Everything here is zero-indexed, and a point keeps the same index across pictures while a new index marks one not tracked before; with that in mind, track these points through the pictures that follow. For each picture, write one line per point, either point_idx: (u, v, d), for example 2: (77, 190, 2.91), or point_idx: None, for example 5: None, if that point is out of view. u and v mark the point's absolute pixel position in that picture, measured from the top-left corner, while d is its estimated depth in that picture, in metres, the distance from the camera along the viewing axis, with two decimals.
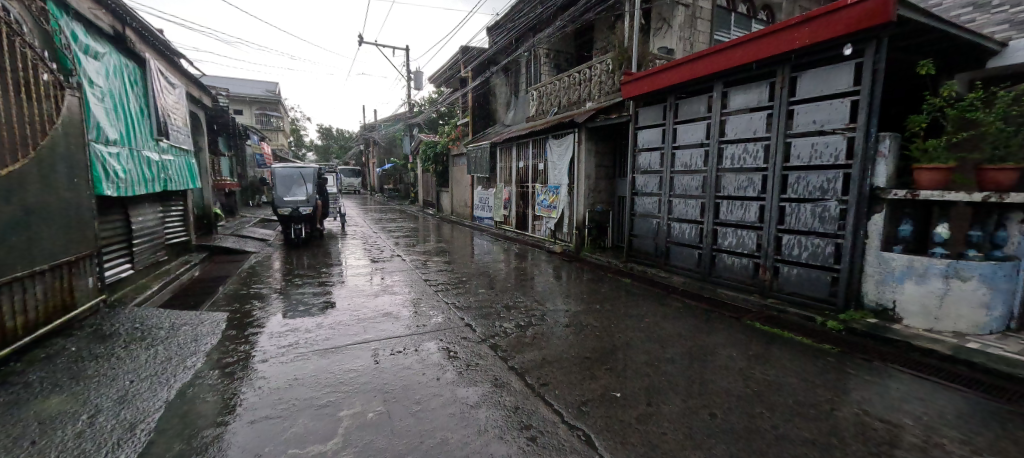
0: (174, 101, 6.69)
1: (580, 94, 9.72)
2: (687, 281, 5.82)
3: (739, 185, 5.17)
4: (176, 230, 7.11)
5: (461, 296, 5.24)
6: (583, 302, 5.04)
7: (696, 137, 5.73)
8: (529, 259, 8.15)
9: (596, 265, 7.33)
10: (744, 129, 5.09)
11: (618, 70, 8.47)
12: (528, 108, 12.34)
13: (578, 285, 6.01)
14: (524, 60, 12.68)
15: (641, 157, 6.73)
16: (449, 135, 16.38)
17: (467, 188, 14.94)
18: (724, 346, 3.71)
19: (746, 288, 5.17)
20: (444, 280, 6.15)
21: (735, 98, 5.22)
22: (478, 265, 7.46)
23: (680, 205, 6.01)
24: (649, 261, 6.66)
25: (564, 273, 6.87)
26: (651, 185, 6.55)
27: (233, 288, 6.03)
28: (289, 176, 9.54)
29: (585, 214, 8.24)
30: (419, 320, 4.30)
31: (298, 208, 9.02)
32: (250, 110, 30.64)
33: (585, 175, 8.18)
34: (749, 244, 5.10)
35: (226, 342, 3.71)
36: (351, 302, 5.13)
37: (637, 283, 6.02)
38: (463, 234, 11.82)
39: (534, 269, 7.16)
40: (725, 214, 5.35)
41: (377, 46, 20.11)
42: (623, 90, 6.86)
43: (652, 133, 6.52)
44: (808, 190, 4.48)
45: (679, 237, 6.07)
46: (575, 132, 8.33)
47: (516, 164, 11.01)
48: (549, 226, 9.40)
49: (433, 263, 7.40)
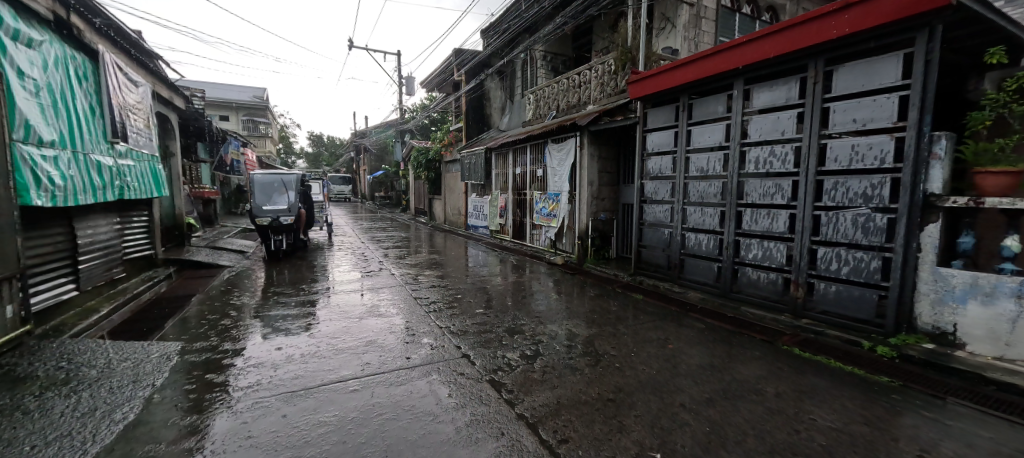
0: (135, 100, 6.05)
1: (580, 96, 9.24)
2: (705, 297, 5.28)
3: (765, 193, 4.67)
4: (138, 243, 6.41)
5: (455, 317, 4.64)
6: (594, 324, 4.46)
7: (713, 139, 5.23)
8: (528, 271, 7.58)
9: (601, 278, 6.77)
10: (771, 129, 4.59)
11: (621, 71, 8.00)
12: (524, 113, 11.85)
13: (585, 302, 5.44)
14: (519, 63, 12.22)
15: (650, 162, 6.22)
16: (442, 141, 15.82)
17: (461, 195, 14.36)
18: (769, 382, 3.14)
19: (774, 307, 4.63)
20: (436, 297, 5.53)
21: (759, 96, 4.73)
22: (473, 279, 6.87)
23: (695, 214, 5.49)
24: (660, 274, 6.12)
25: (568, 288, 6.29)
26: (662, 191, 6.04)
27: (198, 308, 5.36)
28: (270, 184, 8.88)
29: (587, 223, 7.70)
30: (407, 349, 3.68)
31: (279, 217, 8.34)
32: (237, 116, 29.92)
33: (587, 182, 7.66)
34: (778, 257, 4.58)
35: (174, 383, 3.07)
36: (330, 325, 4.50)
37: (650, 300, 5.47)
38: (458, 244, 11.22)
39: (535, 283, 6.58)
40: (749, 224, 4.84)
41: (367, 51, 19.57)
42: (629, 91, 6.36)
43: (662, 136, 6.01)
44: (847, 197, 3.98)
45: (695, 249, 5.54)
46: (576, 136, 7.82)
47: (512, 170, 10.48)
48: (548, 236, 8.85)
49: (424, 277, 6.78)
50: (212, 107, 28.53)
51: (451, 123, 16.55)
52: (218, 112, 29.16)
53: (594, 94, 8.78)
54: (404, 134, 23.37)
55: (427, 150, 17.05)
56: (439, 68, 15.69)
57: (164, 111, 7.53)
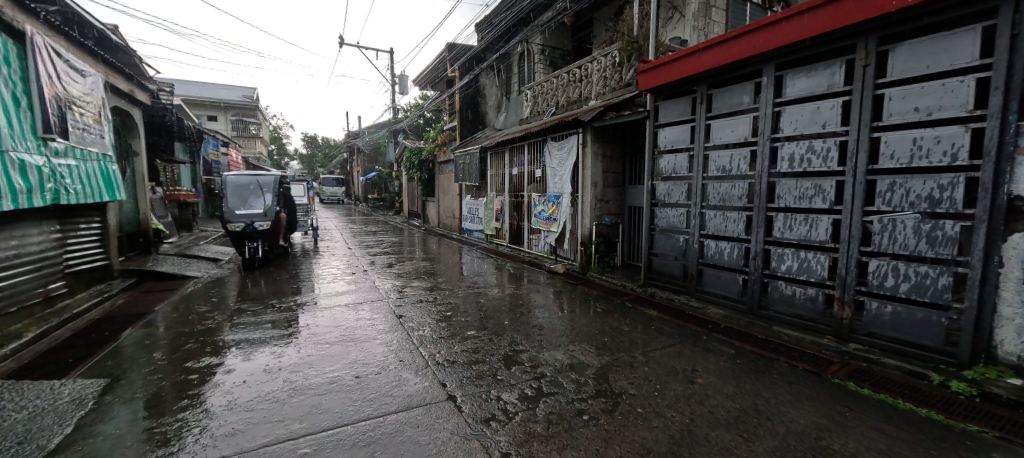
0: (82, 91, 5.32)
1: (582, 91, 8.59)
2: (728, 314, 4.64)
3: (801, 195, 4.04)
4: (87, 253, 5.70)
5: (442, 340, 3.96)
6: (605, 349, 3.79)
7: (738, 134, 4.60)
8: (526, 280, 6.91)
9: (607, 290, 6.11)
10: (809, 122, 3.96)
11: (626, 62, 7.36)
12: (521, 110, 11.20)
13: (592, 320, 4.78)
14: (516, 57, 11.57)
15: (662, 160, 5.58)
16: (435, 140, 15.11)
17: (455, 198, 13.68)
18: (834, 436, 2.48)
19: (814, 327, 3.99)
20: (422, 314, 4.86)
21: (793, 84, 4.10)
22: (466, 290, 6.20)
23: (715, 219, 4.86)
24: (674, 285, 5.48)
25: (571, 301, 5.62)
26: (676, 193, 5.39)
27: (147, 329, 4.66)
28: (245, 186, 8.16)
29: (591, 228, 7.05)
30: (378, 388, 3.00)
31: (253, 222, 7.62)
32: (225, 116, 29.04)
33: (591, 183, 7.01)
34: (817, 270, 3.95)
35: (70, 444, 2.38)
36: (293, 351, 3.80)
37: (665, 316, 4.83)
38: (451, 249, 10.52)
39: (535, 295, 5.91)
40: (781, 231, 4.21)
41: (359, 48, 18.88)
42: (639, 81, 5.72)
43: (676, 131, 5.37)
44: (907, 201, 3.35)
45: (715, 258, 4.90)
46: (579, 133, 7.18)
47: (509, 171, 9.81)
48: (548, 241, 8.19)
49: (411, 289, 6.10)
50: (199, 106, 27.65)
51: (444, 122, 15.86)
52: (205, 111, 28.28)
53: (597, 88, 8.14)
54: (396, 134, 22.67)
55: (420, 150, 16.33)
56: (431, 65, 15.00)
57: (124, 106, 6.83)
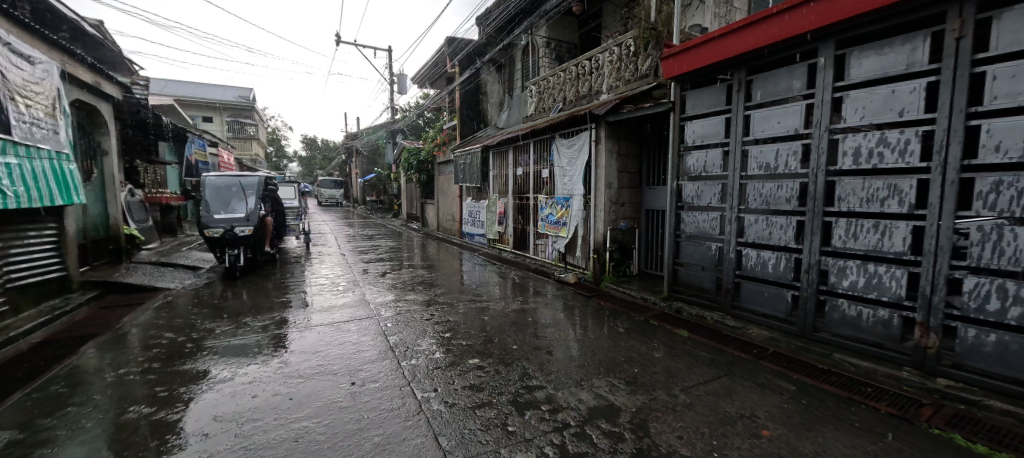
0: (30, 80, 4.68)
1: (592, 84, 7.95)
2: (774, 336, 3.96)
3: (869, 196, 3.37)
4: (38, 265, 5.04)
5: (438, 373, 3.28)
6: (637, 385, 3.11)
7: (785, 126, 3.93)
8: (534, 292, 6.23)
9: (626, 303, 5.43)
10: (880, 109, 3.29)
11: (643, 52, 6.71)
12: (524, 107, 10.56)
13: (614, 342, 4.10)
14: (519, 52, 10.94)
15: (690, 157, 4.92)
16: (434, 140, 14.43)
17: (456, 200, 13.02)
18: None
19: (887, 356, 3.31)
20: (416, 335, 4.18)
21: (858, 65, 3.43)
22: (467, 303, 5.52)
23: (757, 225, 4.19)
24: (704, 300, 4.81)
25: (587, 318, 4.94)
26: (706, 195, 4.72)
27: (94, 354, 3.98)
28: (226, 188, 7.45)
29: (605, 233, 6.39)
30: (353, 446, 2.32)
31: (234, 227, 6.90)
32: (221, 116, 28.39)
33: (605, 184, 6.34)
34: (890, 288, 3.27)
35: None
36: (258, 387, 3.12)
37: (698, 337, 4.15)
38: (451, 255, 9.86)
39: (546, 309, 5.23)
40: (843, 240, 3.53)
41: (356, 46, 18.28)
42: (663, 68, 5.03)
43: (707, 124, 4.70)
44: (1019, 205, 2.68)
45: (756, 270, 4.22)
46: (592, 129, 6.52)
47: (513, 171, 9.15)
48: (556, 247, 7.51)
49: (406, 303, 5.44)
50: (194, 107, 27.04)
51: (444, 121, 15.21)
52: (200, 112, 27.59)
53: (609, 81, 7.49)
54: (394, 135, 22.03)
55: (418, 151, 15.65)
56: (431, 61, 14.38)
57: (88, 100, 6.20)
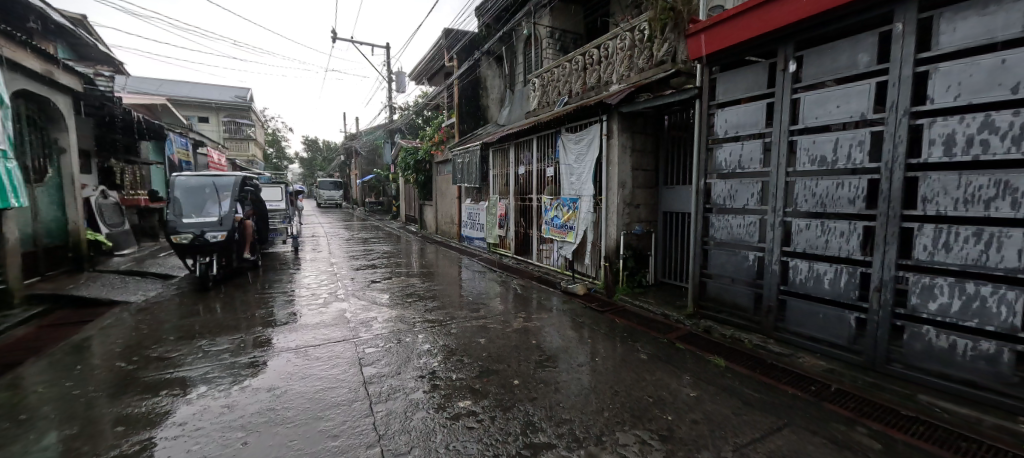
0: None
1: (601, 73, 7.25)
2: (833, 368, 3.24)
3: (968, 196, 2.64)
4: None
5: (418, 423, 2.56)
6: (675, 442, 2.38)
7: (847, 111, 3.21)
8: (538, 305, 5.51)
9: (644, 321, 4.71)
10: (983, 84, 2.57)
11: (659, 35, 6.01)
12: (527, 103, 9.88)
13: (637, 371, 3.38)
14: (522, 43, 10.29)
15: (721, 151, 4.18)
16: (431, 138, 13.72)
17: (454, 201, 12.32)
18: None
19: (993, 402, 2.57)
20: (397, 363, 3.48)
21: (951, 30, 2.70)
22: (460, 319, 4.80)
23: (809, 232, 3.47)
24: (739, 319, 4.08)
25: (602, 338, 4.22)
26: (742, 195, 4.00)
27: (9, 386, 3.30)
28: (198, 189, 6.74)
29: (618, 238, 5.68)
30: None
31: (204, 233, 6.21)
32: (217, 116, 27.83)
33: (618, 183, 5.63)
34: (999, 314, 2.55)
35: None
36: (184, 441, 2.41)
37: (739, 368, 3.42)
38: (449, 261, 9.17)
39: (553, 328, 4.51)
40: (930, 252, 2.81)
41: (353, 43, 17.68)
42: (690, 48, 4.30)
43: (742, 111, 3.97)
44: None
45: (809, 286, 3.48)
46: (603, 121, 5.81)
47: (514, 170, 8.45)
48: (562, 254, 6.79)
49: (391, 319, 4.74)
50: (190, 107, 26.55)
51: (441, 118, 14.51)
52: (196, 112, 27.00)
53: (621, 70, 6.78)
54: (393, 135, 21.38)
55: (416, 149, 14.92)
56: (428, 55, 13.70)
57: (38, 90, 5.57)
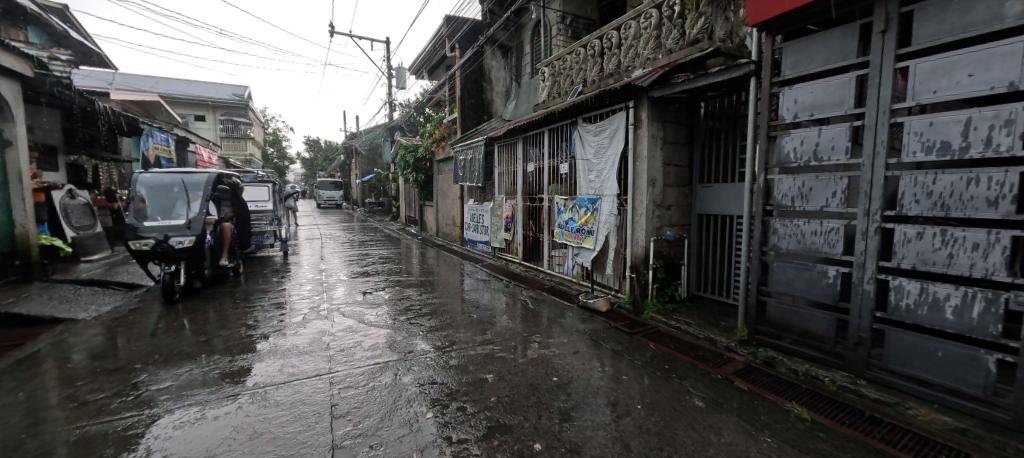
0: None
1: (621, 57, 6.43)
2: (963, 428, 2.39)
3: None
4: None
5: None
6: None
7: (984, 81, 2.37)
8: (554, 323, 4.68)
9: (684, 347, 3.86)
10: None
11: (693, 9, 5.17)
12: (534, 95, 9.08)
13: (696, 426, 2.54)
14: (529, 31, 9.48)
15: (788, 139, 3.35)
16: (431, 134, 12.91)
17: (456, 202, 11.50)
18: None
19: None
20: (380, 412, 2.67)
21: None
22: (460, 342, 3.98)
23: (922, 243, 2.63)
24: (813, 350, 3.24)
25: (639, 372, 3.37)
26: (820, 194, 3.15)
27: None
28: (165, 187, 5.95)
29: (647, 245, 4.85)
30: None
31: (169, 238, 5.42)
32: (214, 115, 27.14)
33: (648, 180, 4.80)
34: None
35: None
36: None
37: (829, 422, 2.59)
38: (450, 267, 8.36)
39: (576, 357, 3.67)
40: None
41: (351, 37, 16.97)
42: (747, 11, 3.44)
43: (820, 88, 3.13)
44: None
45: (921, 315, 2.64)
46: (630, 109, 4.98)
47: (522, 167, 7.63)
48: (578, 262, 5.98)
49: (378, 343, 3.93)
50: (185, 106, 25.89)
51: (442, 114, 13.69)
52: (192, 110, 26.31)
53: (645, 53, 5.93)
54: (393, 133, 20.61)
55: (416, 147, 14.13)
56: (428, 46, 12.93)
57: None
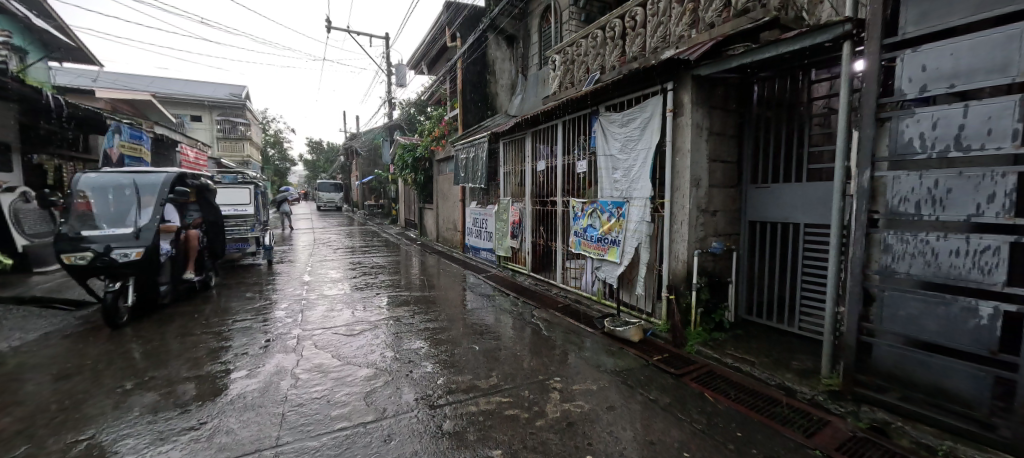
0: None
1: (647, 36, 5.50)
2: None
3: None
4: None
5: None
6: None
7: None
8: (576, 358, 3.76)
9: (751, 397, 2.95)
10: None
11: None
12: (543, 87, 8.18)
13: None
14: (538, 17, 8.59)
15: (909, 122, 2.43)
16: (431, 132, 12.01)
17: (457, 204, 10.61)
18: None
19: None
20: None
21: None
22: (459, 390, 3.07)
23: None
24: (949, 417, 2.31)
25: (703, 443, 2.43)
26: (965, 197, 2.22)
27: None
28: (112, 190, 5.09)
29: (689, 259, 3.93)
30: None
31: (111, 250, 4.53)
32: (210, 115, 26.39)
33: (691, 180, 3.87)
34: None
35: None
36: None
37: None
38: (450, 279, 7.47)
39: (613, 415, 2.75)
40: None
41: (349, 32, 16.14)
42: None
43: (966, 48, 2.21)
44: None
45: None
46: (667, 92, 4.07)
47: (531, 166, 6.72)
48: (599, 277, 5.06)
49: (351, 393, 3.02)
50: (181, 105, 25.21)
51: (444, 110, 12.81)
52: (188, 110, 25.58)
53: (679, 31, 4.99)
54: (393, 132, 19.74)
55: (415, 146, 13.26)
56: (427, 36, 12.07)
57: None
